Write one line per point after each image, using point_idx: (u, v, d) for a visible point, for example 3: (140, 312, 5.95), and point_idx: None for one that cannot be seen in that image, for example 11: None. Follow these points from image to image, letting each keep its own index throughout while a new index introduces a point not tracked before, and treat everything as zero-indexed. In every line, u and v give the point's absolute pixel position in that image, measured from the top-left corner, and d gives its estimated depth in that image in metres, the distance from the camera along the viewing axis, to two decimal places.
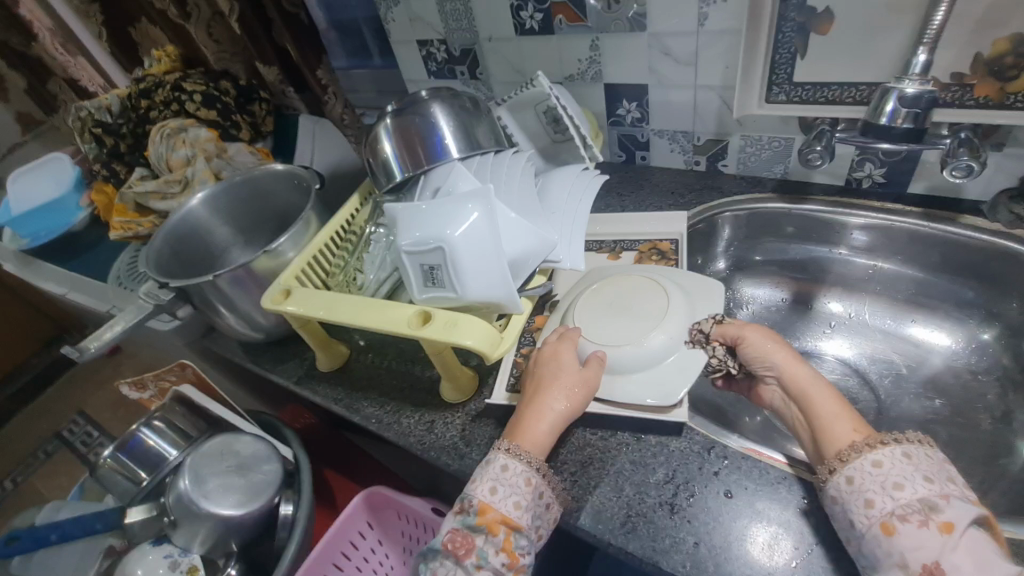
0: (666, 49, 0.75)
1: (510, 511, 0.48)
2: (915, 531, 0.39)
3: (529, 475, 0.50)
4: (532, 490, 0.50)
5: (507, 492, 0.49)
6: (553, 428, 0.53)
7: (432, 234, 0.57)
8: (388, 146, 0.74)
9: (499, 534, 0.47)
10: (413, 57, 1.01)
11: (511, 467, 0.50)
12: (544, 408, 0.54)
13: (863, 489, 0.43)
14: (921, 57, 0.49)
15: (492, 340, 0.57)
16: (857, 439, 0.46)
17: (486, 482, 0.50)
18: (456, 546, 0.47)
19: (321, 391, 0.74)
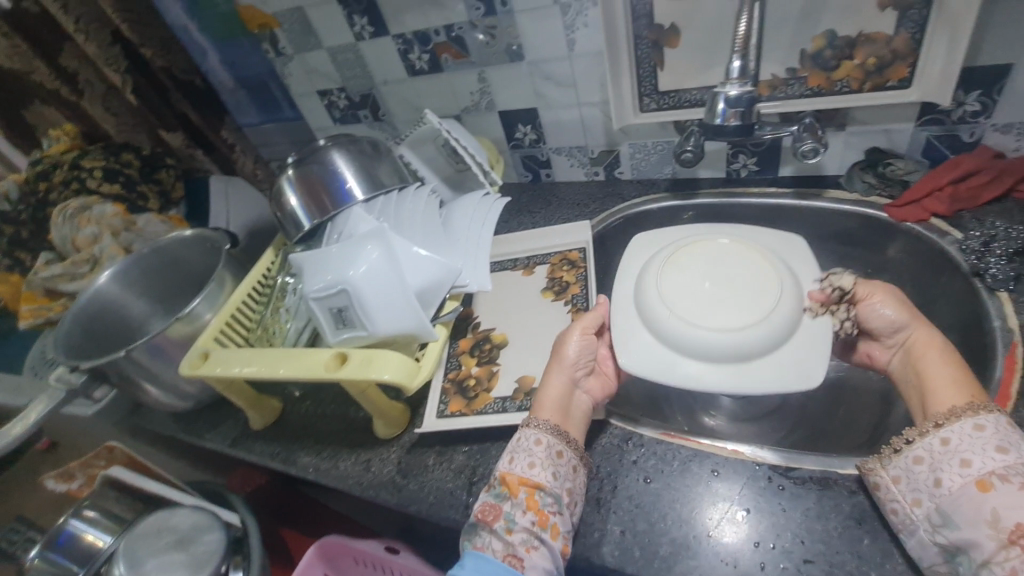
0: (546, 74, 0.81)
1: (527, 472, 0.52)
2: (1011, 489, 0.40)
3: (541, 437, 0.54)
4: (545, 449, 0.53)
5: (523, 456, 0.53)
6: (562, 388, 0.58)
7: (336, 278, 0.59)
8: (291, 197, 0.75)
9: (522, 495, 0.50)
10: (316, 107, 1.03)
11: (523, 435, 0.55)
12: (547, 376, 0.59)
13: (958, 449, 0.44)
14: (737, 62, 0.54)
15: (409, 371, 0.59)
16: (961, 404, 0.46)
17: (506, 455, 0.54)
18: (485, 515, 0.50)
19: (257, 449, 0.73)
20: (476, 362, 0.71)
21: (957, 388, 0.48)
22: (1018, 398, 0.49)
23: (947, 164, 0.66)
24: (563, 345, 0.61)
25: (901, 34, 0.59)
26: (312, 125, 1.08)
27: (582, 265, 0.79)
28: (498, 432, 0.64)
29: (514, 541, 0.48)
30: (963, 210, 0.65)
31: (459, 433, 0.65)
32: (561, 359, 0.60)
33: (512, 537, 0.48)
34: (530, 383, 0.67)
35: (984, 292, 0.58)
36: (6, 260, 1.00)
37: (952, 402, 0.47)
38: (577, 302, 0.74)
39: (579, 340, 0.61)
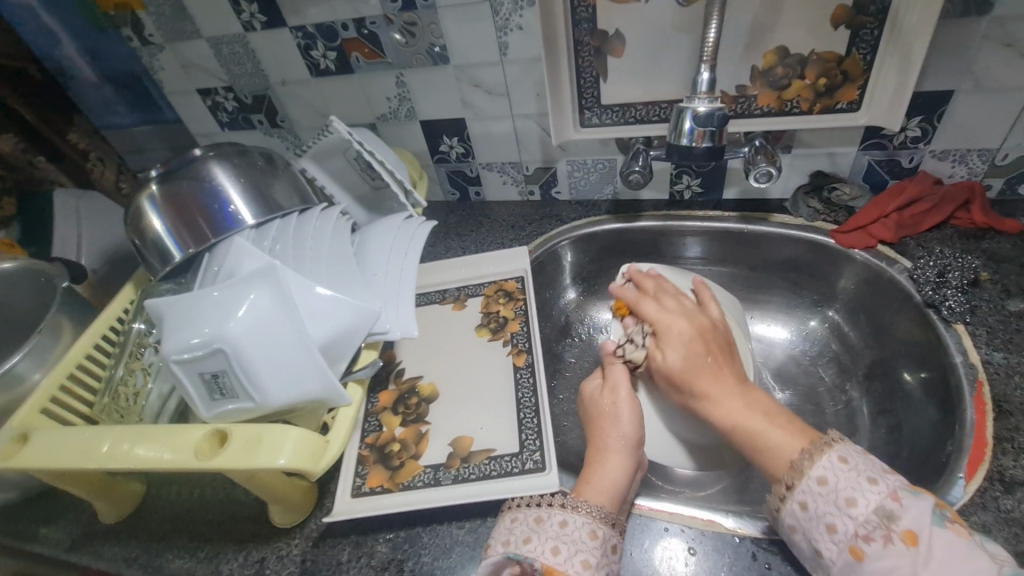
0: (474, 81, 0.71)
1: (580, 572, 0.41)
2: (881, 551, 0.37)
3: (595, 529, 0.44)
4: (600, 546, 0.43)
5: (573, 551, 0.42)
6: (620, 479, 0.49)
7: (208, 335, 0.44)
8: (155, 221, 0.59)
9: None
10: (196, 109, 0.86)
11: (571, 523, 0.44)
12: (601, 457, 0.51)
13: (836, 489, 0.40)
14: (705, 75, 0.51)
15: (313, 452, 0.46)
16: (800, 453, 0.43)
17: (545, 543, 0.43)
18: None
19: (107, 553, 0.55)
20: (399, 423, 0.59)
21: (781, 432, 0.45)
22: (994, 444, 0.47)
23: (889, 190, 0.65)
24: (614, 416, 0.53)
25: (853, 53, 0.56)
26: (193, 130, 0.90)
27: (521, 297, 0.70)
28: (429, 511, 0.52)
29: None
30: (907, 236, 0.63)
31: (381, 515, 0.53)
32: (616, 440, 0.52)
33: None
34: (467, 446, 0.56)
35: (941, 324, 0.56)
36: None
37: (785, 452, 0.43)
38: (518, 343, 0.65)
39: (630, 422, 0.53)
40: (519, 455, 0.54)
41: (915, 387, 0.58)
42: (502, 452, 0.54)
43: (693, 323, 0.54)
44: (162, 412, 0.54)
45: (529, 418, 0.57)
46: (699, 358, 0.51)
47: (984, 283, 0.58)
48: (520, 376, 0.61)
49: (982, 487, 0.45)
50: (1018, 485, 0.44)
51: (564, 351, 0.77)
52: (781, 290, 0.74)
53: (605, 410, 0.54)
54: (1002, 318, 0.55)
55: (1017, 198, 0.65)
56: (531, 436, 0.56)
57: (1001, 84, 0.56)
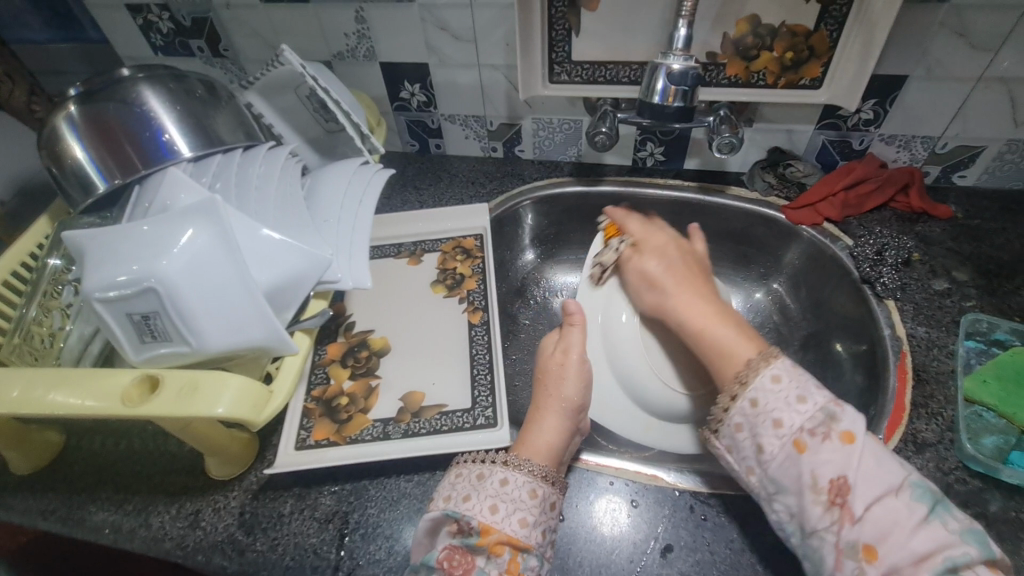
0: (440, 23, 0.67)
1: (516, 530, 0.41)
2: (823, 445, 0.40)
3: (535, 487, 0.44)
4: (538, 504, 0.44)
5: (511, 510, 0.42)
6: (557, 440, 0.49)
7: (137, 272, 0.40)
8: (76, 145, 0.52)
9: (504, 557, 0.41)
10: (125, 27, 0.77)
11: (511, 481, 0.44)
12: (539, 418, 0.51)
13: (768, 412, 0.42)
14: (682, 31, 0.51)
15: (254, 401, 0.43)
16: (754, 355, 0.46)
17: (484, 501, 0.43)
18: (452, 565, 0.40)
19: (19, 505, 0.51)
20: (348, 376, 0.58)
21: (737, 341, 0.47)
22: (911, 409, 0.51)
23: (839, 169, 0.68)
24: (564, 360, 0.54)
25: (820, 30, 0.57)
26: (121, 51, 0.81)
27: (479, 255, 0.69)
28: (376, 465, 0.51)
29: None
30: (851, 216, 0.66)
31: (324, 469, 0.51)
32: (560, 399, 0.52)
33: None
34: (418, 401, 0.55)
35: (874, 299, 0.60)
36: None
37: (745, 356, 0.46)
38: (474, 300, 0.64)
39: (577, 386, 0.53)
40: (471, 411, 0.54)
41: (846, 357, 0.62)
42: (453, 407, 0.54)
43: (678, 247, 0.61)
44: (83, 356, 0.50)
45: (482, 375, 0.57)
46: (676, 266, 0.58)
47: (914, 263, 0.62)
48: (474, 333, 0.61)
49: (897, 447, 0.49)
50: (928, 446, 0.48)
51: (519, 312, 0.76)
52: (731, 261, 0.77)
53: (552, 367, 0.54)
54: (927, 296, 0.59)
55: (950, 186, 0.69)
56: (483, 392, 0.55)
57: (951, 74, 0.58)
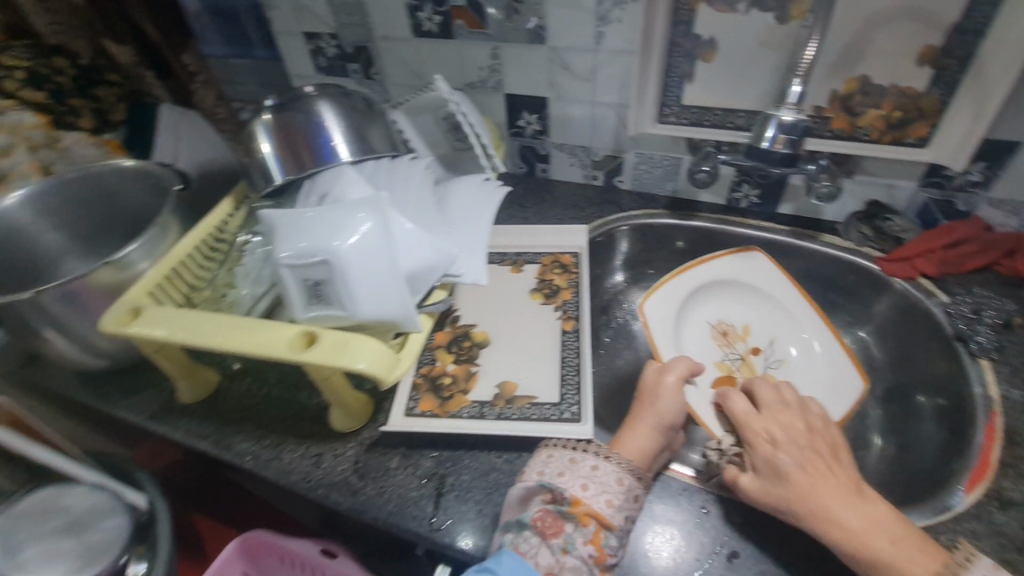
0: (565, 64, 0.76)
1: (603, 508, 0.47)
2: None
3: (622, 477, 0.48)
4: (625, 492, 0.48)
5: (600, 490, 0.47)
6: (651, 441, 0.53)
7: (316, 246, 0.50)
8: (265, 145, 0.65)
9: (590, 527, 0.46)
10: (300, 50, 0.92)
11: (602, 467, 0.49)
12: (630, 423, 0.55)
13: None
14: (796, 87, 0.56)
15: (388, 363, 0.52)
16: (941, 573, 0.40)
17: (576, 479, 0.48)
18: (545, 526, 0.46)
19: (184, 427, 0.63)
20: (453, 360, 0.66)
21: (911, 552, 0.41)
22: (997, 467, 0.51)
23: (938, 228, 0.68)
24: (657, 385, 0.56)
25: (931, 92, 0.60)
26: (291, 70, 0.97)
27: (575, 270, 0.75)
28: (471, 439, 0.58)
29: (565, 565, 0.44)
30: (949, 274, 0.67)
31: (425, 435, 0.59)
32: (652, 415, 0.54)
33: (564, 560, 0.44)
34: (512, 390, 0.62)
35: (967, 357, 0.60)
36: None
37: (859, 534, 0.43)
38: (568, 309, 0.70)
39: (672, 407, 0.54)
40: (558, 405, 0.59)
41: (927, 410, 0.63)
42: (544, 400, 0.60)
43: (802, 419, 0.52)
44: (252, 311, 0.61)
45: (571, 374, 0.63)
46: (809, 456, 0.48)
47: (1015, 327, 0.61)
48: (566, 340, 0.67)
49: (979, 501, 0.49)
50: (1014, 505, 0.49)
51: (603, 329, 0.82)
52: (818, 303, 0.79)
53: (649, 389, 0.57)
54: None
55: None
56: (571, 390, 0.61)
57: None
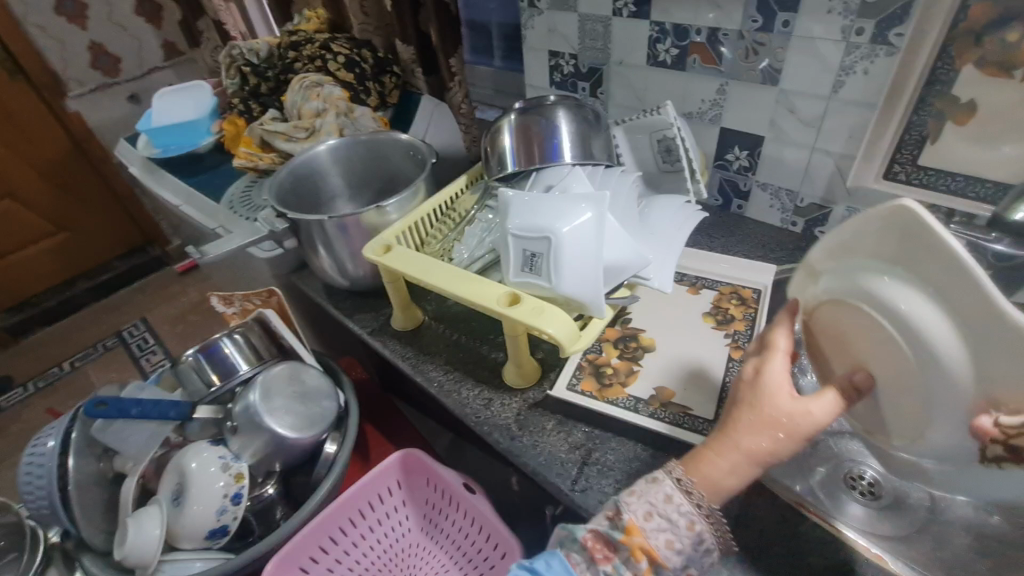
0: (792, 107, 0.78)
1: (659, 546, 0.44)
2: None
3: (693, 520, 0.45)
4: (693, 536, 0.45)
5: (661, 526, 0.45)
6: (735, 476, 0.44)
7: (542, 224, 0.60)
8: (507, 140, 0.78)
9: (642, 564, 0.44)
10: (541, 65, 1.07)
11: (676, 501, 0.45)
12: (717, 445, 0.46)
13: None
14: None
15: (573, 335, 0.60)
16: None
17: (643, 505, 0.46)
18: (594, 548, 0.46)
19: (392, 346, 0.78)
20: (618, 355, 0.71)
21: None
22: None
23: None
24: (804, 417, 0.42)
25: None
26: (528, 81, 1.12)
27: (753, 306, 0.76)
28: (622, 426, 0.64)
29: None
30: None
31: (582, 410, 0.66)
32: (749, 447, 0.44)
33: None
34: (668, 396, 0.65)
35: None
36: (241, 106, 1.17)
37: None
38: (739, 339, 0.71)
39: (769, 441, 0.43)
40: (712, 422, 0.61)
41: None
42: (699, 414, 0.62)
43: None
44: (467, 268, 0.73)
45: (730, 399, 0.63)
46: None
47: None
48: (731, 366, 0.68)
49: None
50: None
51: None
52: None
53: (757, 396, 0.44)
54: None
55: None
56: (727, 412, 0.62)
57: None
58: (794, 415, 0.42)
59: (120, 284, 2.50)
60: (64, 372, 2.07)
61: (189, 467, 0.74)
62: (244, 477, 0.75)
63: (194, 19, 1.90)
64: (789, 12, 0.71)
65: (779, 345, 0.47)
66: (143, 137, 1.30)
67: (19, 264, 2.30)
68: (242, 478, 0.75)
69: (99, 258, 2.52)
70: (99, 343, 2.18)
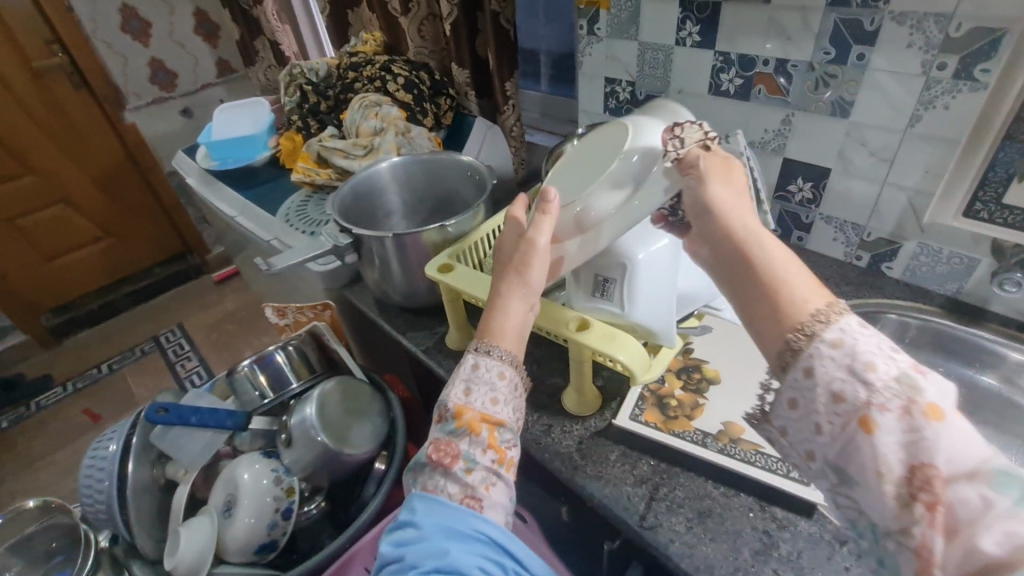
0: (862, 140, 0.76)
1: (487, 408, 0.49)
2: None
3: (502, 370, 0.51)
4: (508, 383, 0.51)
5: (482, 389, 0.50)
6: (516, 317, 0.54)
7: (618, 250, 0.60)
8: None
9: (481, 432, 0.48)
10: (596, 91, 1.07)
11: (482, 366, 0.51)
12: (500, 301, 0.54)
13: (854, 353, 0.38)
14: None
15: (645, 364, 0.58)
16: (821, 305, 0.40)
17: (460, 386, 0.51)
18: (441, 455, 0.48)
19: (446, 366, 0.78)
20: (682, 386, 0.69)
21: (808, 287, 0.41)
22: None
23: None
24: (530, 247, 0.54)
25: None
26: (581, 106, 1.13)
27: None
28: (690, 460, 0.61)
29: (476, 480, 0.46)
30: None
31: (648, 443, 0.64)
32: (514, 289, 0.54)
33: (472, 480, 0.46)
34: (738, 432, 0.62)
35: None
36: (300, 122, 1.21)
37: (814, 301, 0.40)
38: None
39: (529, 286, 0.54)
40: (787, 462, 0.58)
41: None
42: (772, 452, 0.59)
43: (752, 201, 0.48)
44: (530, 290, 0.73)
45: None
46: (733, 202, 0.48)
47: None
48: None
49: None
50: None
51: None
52: None
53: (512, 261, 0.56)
54: None
55: None
56: None
57: None
58: (530, 251, 0.54)
59: (160, 290, 2.56)
60: (101, 374, 2.11)
61: (241, 479, 0.74)
62: (295, 491, 0.75)
63: (250, 39, 1.98)
64: (865, 45, 0.70)
65: (550, 201, 0.56)
66: (202, 150, 1.34)
67: (67, 267, 2.39)
68: (293, 493, 0.76)
69: (141, 264, 2.59)
70: (137, 347, 2.23)
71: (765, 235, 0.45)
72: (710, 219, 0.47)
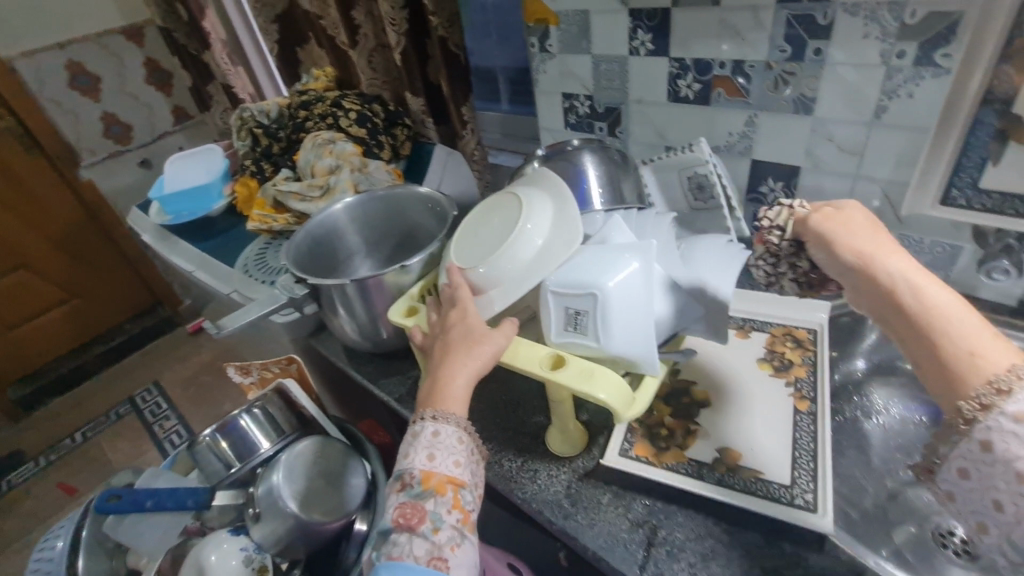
0: (829, 135, 0.74)
1: (452, 471, 0.49)
2: None
3: (461, 436, 0.50)
4: (467, 448, 0.51)
5: (447, 454, 0.49)
6: (468, 384, 0.53)
7: (586, 279, 0.55)
8: None
9: (447, 493, 0.47)
10: (554, 107, 1.04)
11: (442, 434, 0.50)
12: (449, 363, 0.54)
13: None
14: None
15: (627, 398, 0.53)
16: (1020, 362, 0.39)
17: (421, 453, 0.49)
18: (407, 518, 0.46)
19: None
20: (671, 413, 0.65)
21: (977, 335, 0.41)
22: None
23: None
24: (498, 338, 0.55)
25: None
26: (541, 124, 1.10)
27: (811, 348, 0.70)
28: (686, 496, 0.57)
29: (442, 541, 0.45)
30: None
31: (640, 482, 0.59)
32: (468, 360, 0.54)
33: (438, 539, 0.45)
34: (735, 459, 0.58)
35: None
36: (253, 167, 1.16)
37: (995, 360, 0.39)
38: (802, 388, 0.65)
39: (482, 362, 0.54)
40: (789, 488, 0.54)
41: None
42: (772, 478, 0.55)
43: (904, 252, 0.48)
44: None
45: (805, 460, 0.57)
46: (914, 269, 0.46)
47: None
48: (799, 420, 0.61)
49: None
50: None
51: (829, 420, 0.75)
52: None
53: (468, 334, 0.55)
54: None
55: None
56: (805, 475, 0.55)
57: None
58: (475, 326, 0.56)
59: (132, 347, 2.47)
60: (74, 444, 2.01)
61: (208, 561, 0.68)
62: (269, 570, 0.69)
63: (203, 84, 1.93)
64: (821, 40, 0.68)
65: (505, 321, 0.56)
66: (155, 204, 1.29)
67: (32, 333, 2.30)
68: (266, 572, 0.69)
69: (110, 322, 2.50)
70: (111, 411, 2.13)
71: (920, 283, 0.45)
72: (865, 291, 0.48)
